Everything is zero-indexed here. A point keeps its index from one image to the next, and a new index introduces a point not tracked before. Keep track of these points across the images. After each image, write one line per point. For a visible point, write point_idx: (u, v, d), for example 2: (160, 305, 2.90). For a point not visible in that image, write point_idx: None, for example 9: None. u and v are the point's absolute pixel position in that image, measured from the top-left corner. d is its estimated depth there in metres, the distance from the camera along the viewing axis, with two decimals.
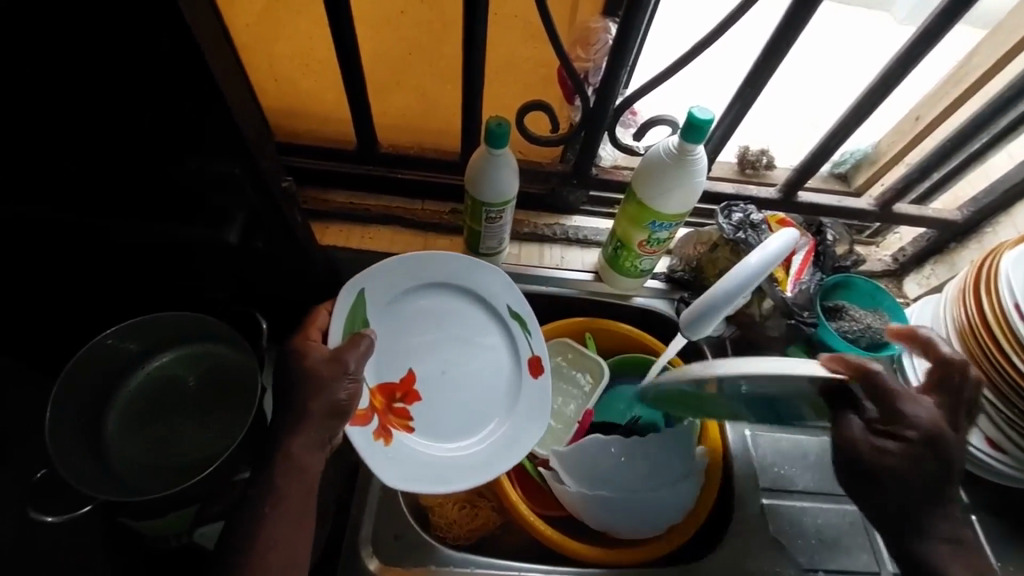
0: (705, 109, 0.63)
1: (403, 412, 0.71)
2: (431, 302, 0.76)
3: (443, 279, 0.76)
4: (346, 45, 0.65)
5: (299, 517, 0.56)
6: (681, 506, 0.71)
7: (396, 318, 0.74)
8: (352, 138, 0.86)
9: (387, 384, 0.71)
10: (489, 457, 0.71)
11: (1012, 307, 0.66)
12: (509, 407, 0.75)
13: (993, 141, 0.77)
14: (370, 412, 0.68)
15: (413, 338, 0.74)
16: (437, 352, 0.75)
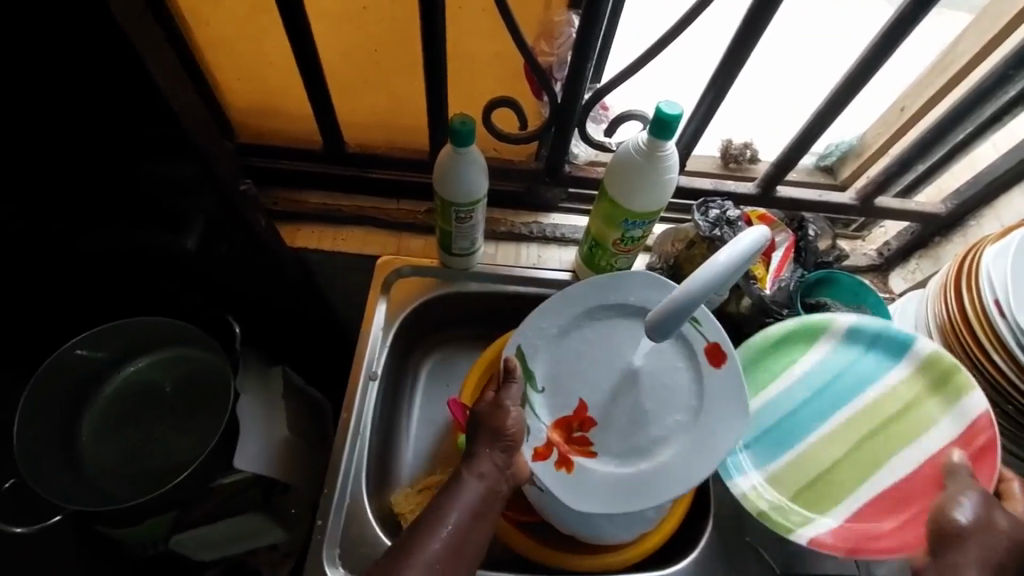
0: (673, 104, 0.61)
1: (584, 438, 0.65)
2: (613, 323, 0.68)
3: (597, 301, 0.68)
4: (303, 42, 0.63)
5: (480, 520, 0.54)
6: (651, 520, 0.68)
7: (571, 351, 0.68)
8: (318, 139, 0.84)
9: (563, 417, 0.65)
10: (667, 471, 0.62)
11: (991, 302, 0.64)
12: (705, 405, 0.63)
13: (977, 131, 0.75)
14: (549, 447, 0.64)
15: (594, 364, 0.66)
16: (630, 368, 0.66)
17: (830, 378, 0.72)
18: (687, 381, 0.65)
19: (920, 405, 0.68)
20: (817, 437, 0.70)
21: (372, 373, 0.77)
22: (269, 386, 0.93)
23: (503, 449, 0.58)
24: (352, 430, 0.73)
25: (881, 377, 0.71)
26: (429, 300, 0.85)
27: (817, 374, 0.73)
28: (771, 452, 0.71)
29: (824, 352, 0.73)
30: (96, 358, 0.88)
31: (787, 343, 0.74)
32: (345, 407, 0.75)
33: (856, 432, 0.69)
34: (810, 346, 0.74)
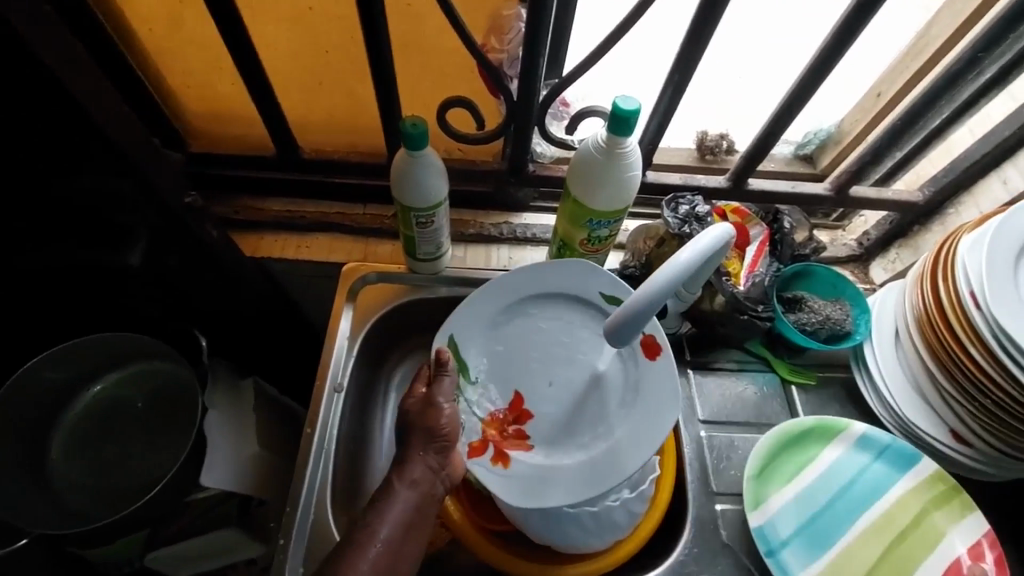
0: (630, 98, 0.59)
1: (520, 432, 0.67)
2: (544, 318, 0.73)
3: (529, 294, 0.74)
4: (241, 47, 0.61)
5: (413, 532, 0.55)
6: (624, 525, 0.66)
7: (505, 345, 0.71)
8: (270, 145, 0.82)
9: (498, 409, 0.68)
10: (598, 463, 0.65)
11: (967, 294, 0.62)
12: (632, 395, 0.68)
13: (954, 116, 0.72)
14: (486, 442, 0.66)
15: (529, 357, 0.71)
16: (559, 362, 0.70)
17: (848, 480, 0.72)
18: (615, 370, 0.69)
19: (928, 515, 0.69)
20: (843, 544, 0.68)
21: (338, 384, 0.75)
22: (240, 398, 0.91)
23: (437, 449, 0.60)
24: (316, 444, 0.71)
25: (895, 484, 0.71)
26: (397, 307, 0.83)
27: (835, 474, 0.72)
28: (808, 554, 0.68)
29: (839, 452, 0.73)
30: (62, 376, 0.86)
31: (804, 440, 0.74)
32: (309, 421, 0.72)
33: (878, 543, 0.68)
34: (826, 443, 0.74)
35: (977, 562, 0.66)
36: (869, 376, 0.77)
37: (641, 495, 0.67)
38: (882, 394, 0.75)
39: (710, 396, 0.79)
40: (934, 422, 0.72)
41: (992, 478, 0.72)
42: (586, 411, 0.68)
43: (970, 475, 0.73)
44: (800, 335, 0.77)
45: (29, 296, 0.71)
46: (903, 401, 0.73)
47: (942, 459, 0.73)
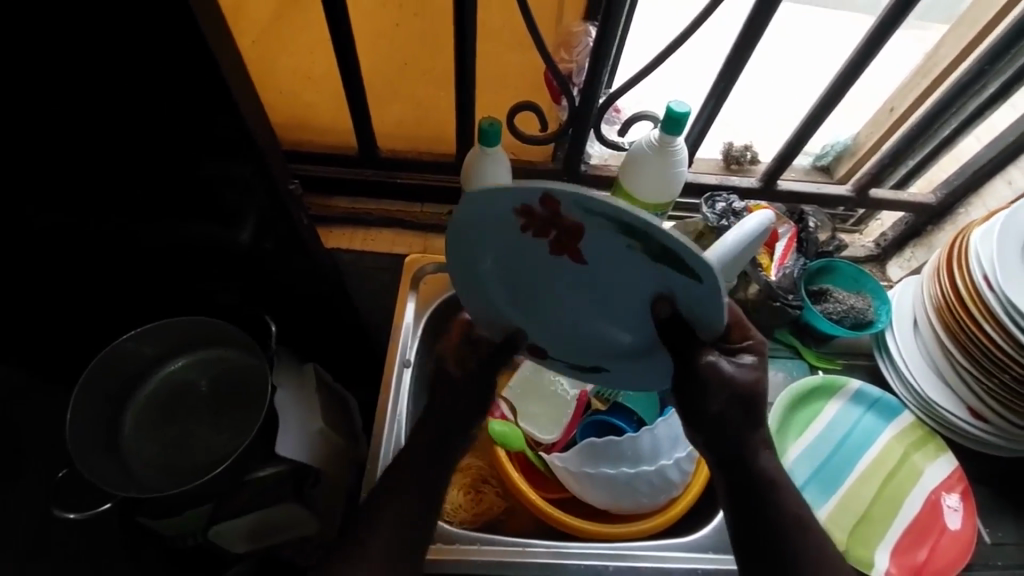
0: (682, 103, 0.68)
1: (569, 247, 0.49)
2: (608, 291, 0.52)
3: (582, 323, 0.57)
4: (346, 56, 0.70)
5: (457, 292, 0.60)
6: (679, 484, 0.73)
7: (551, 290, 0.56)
8: (352, 143, 0.90)
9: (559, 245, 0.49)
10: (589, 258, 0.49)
11: (980, 278, 0.69)
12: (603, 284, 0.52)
13: (961, 126, 0.82)
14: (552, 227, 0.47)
15: (593, 284, 0.52)
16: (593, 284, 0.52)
17: (847, 430, 0.81)
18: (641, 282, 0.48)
19: (908, 459, 0.79)
20: (848, 484, 0.78)
21: (406, 360, 0.83)
22: (302, 381, 0.97)
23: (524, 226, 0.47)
24: (389, 413, 0.78)
25: (883, 432, 0.81)
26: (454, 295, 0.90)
27: (837, 425, 0.81)
28: (822, 496, 0.77)
29: (838, 406, 0.82)
30: (142, 354, 0.93)
31: (809, 397, 0.83)
32: (383, 392, 0.80)
33: (873, 483, 0.78)
34: (825, 400, 0.83)
35: (951, 495, 0.76)
36: (891, 360, 0.84)
37: (690, 454, 0.73)
38: (904, 376, 0.82)
39: None
40: (952, 401, 0.79)
41: (1009, 453, 0.79)
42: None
43: (987, 451, 0.79)
44: (825, 322, 0.84)
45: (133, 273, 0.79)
46: (924, 382, 0.80)
47: (962, 437, 0.80)
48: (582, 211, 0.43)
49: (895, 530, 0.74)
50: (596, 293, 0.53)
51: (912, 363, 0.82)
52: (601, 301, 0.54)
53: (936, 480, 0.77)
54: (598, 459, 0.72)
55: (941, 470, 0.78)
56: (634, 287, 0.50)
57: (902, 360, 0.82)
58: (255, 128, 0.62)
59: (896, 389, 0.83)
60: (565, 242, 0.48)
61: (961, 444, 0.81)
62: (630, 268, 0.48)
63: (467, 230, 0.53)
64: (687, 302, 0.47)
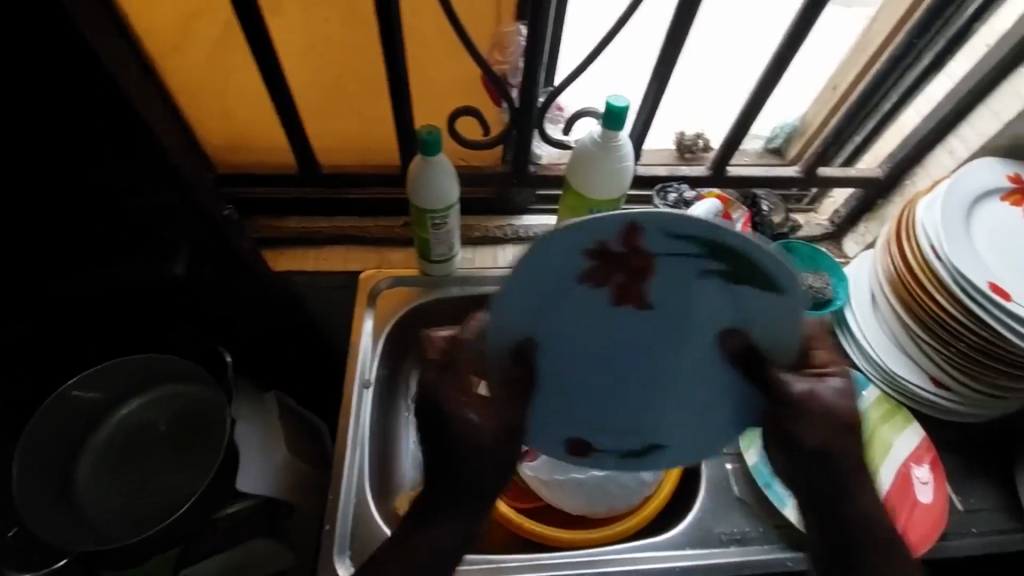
0: (620, 97, 0.67)
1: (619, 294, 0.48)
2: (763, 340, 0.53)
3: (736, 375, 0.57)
4: (272, 72, 0.68)
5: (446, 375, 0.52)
6: (650, 482, 0.73)
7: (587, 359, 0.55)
8: (292, 162, 0.87)
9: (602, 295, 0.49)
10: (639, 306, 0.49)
11: (929, 250, 0.69)
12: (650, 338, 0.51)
13: (901, 99, 0.83)
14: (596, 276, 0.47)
15: (640, 341, 0.52)
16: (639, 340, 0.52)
17: None
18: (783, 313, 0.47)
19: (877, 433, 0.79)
20: None
21: (366, 380, 0.80)
22: (264, 411, 0.94)
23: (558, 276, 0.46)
24: (351, 440, 0.75)
25: None
26: (415, 306, 0.89)
27: None
28: None
29: None
30: (91, 400, 0.89)
31: None
32: (343, 415, 0.77)
33: None
34: None
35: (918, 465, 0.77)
36: (851, 337, 0.84)
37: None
38: (866, 352, 0.82)
39: None
40: (914, 372, 0.79)
41: (973, 419, 0.79)
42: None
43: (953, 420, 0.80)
44: None
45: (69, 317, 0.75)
46: (886, 356, 0.81)
47: (929, 408, 0.80)
48: (663, 242, 0.44)
49: None
50: (658, 353, 0.53)
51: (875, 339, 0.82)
52: (743, 357, 0.55)
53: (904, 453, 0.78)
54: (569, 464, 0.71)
55: (908, 442, 0.78)
56: (701, 330, 0.50)
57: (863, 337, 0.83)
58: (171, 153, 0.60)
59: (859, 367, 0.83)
60: (629, 286, 0.48)
61: (927, 414, 0.82)
62: (673, 306, 0.48)
63: (528, 311, 0.50)
64: (762, 329, 0.49)
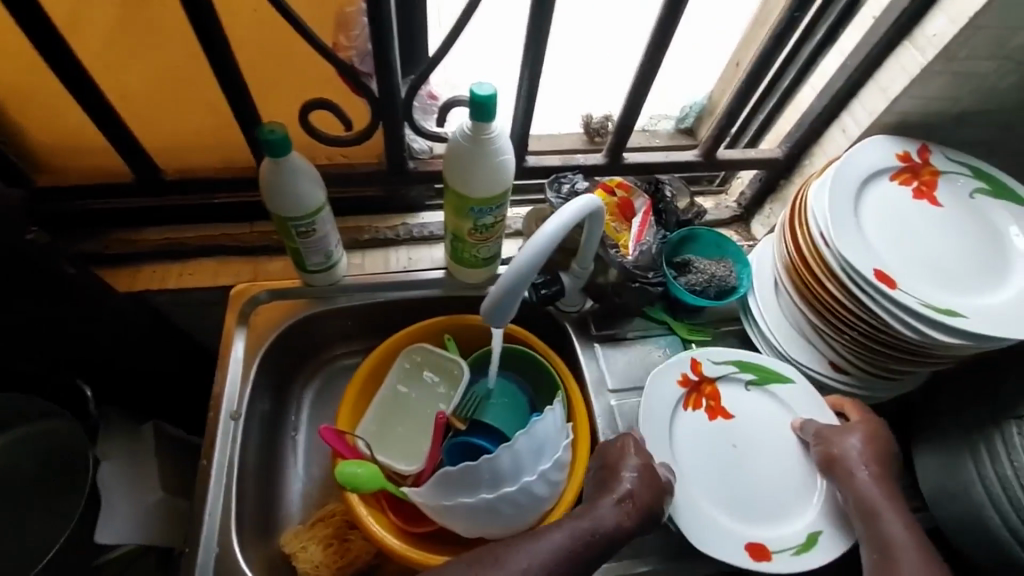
0: (485, 85, 0.60)
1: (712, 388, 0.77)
2: (719, 434, 0.75)
3: (749, 460, 0.74)
4: (66, 66, 0.57)
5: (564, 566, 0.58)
6: (548, 499, 0.69)
7: (720, 433, 0.75)
8: (123, 167, 0.76)
9: (689, 385, 0.77)
10: (647, 407, 0.73)
11: (820, 238, 0.67)
12: (675, 447, 0.73)
13: (800, 75, 0.81)
14: (694, 398, 0.76)
15: (671, 437, 0.73)
16: (715, 468, 0.73)
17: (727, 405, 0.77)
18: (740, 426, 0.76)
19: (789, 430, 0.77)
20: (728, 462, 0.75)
21: (234, 412, 0.72)
22: (137, 447, 0.85)
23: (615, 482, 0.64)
24: (216, 478, 0.69)
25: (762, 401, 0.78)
26: (296, 321, 0.80)
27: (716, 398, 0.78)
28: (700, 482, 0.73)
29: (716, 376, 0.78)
30: None
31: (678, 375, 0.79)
32: (206, 451, 0.69)
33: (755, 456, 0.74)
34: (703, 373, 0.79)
35: None
36: (756, 326, 0.81)
37: (557, 465, 0.68)
38: (769, 341, 0.80)
39: (618, 365, 0.82)
40: (816, 359, 0.78)
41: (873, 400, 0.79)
42: (721, 472, 0.72)
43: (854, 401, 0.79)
44: (690, 295, 0.81)
45: None
46: (787, 344, 0.79)
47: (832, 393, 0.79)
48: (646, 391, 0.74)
49: (782, 509, 0.71)
50: (736, 480, 0.72)
51: (777, 331, 0.80)
52: (718, 445, 0.74)
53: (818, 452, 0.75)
54: (460, 494, 0.66)
55: None
56: (748, 433, 0.76)
57: (764, 325, 0.80)
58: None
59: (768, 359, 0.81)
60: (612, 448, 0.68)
61: None
62: (667, 413, 0.74)
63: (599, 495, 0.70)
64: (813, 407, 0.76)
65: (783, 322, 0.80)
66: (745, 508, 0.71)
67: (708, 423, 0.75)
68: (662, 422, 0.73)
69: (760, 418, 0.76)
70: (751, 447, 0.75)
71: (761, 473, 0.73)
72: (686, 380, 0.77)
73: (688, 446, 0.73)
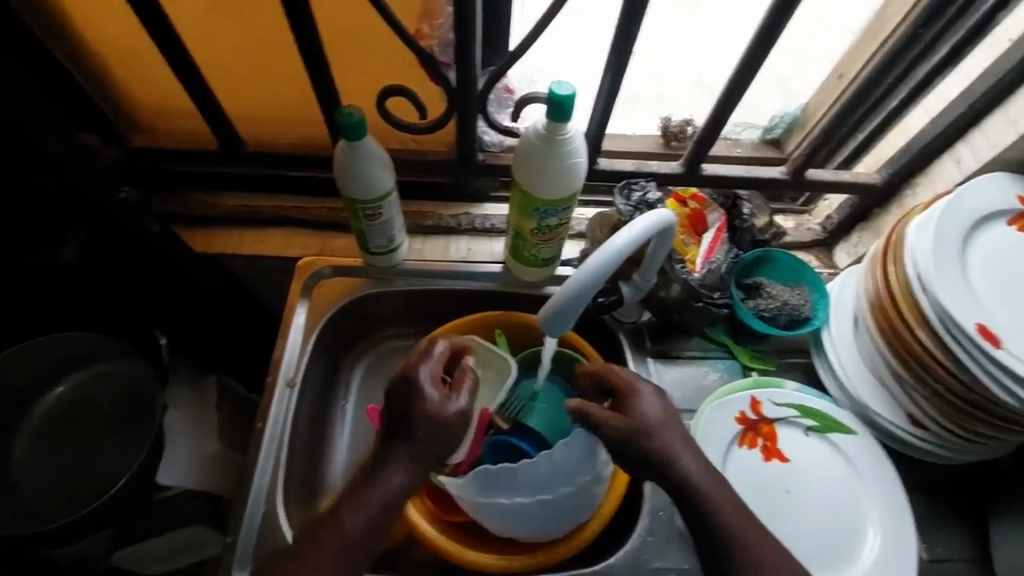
0: (565, 84, 0.58)
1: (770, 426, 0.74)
2: (776, 475, 0.71)
3: (804, 507, 0.70)
4: (169, 39, 0.60)
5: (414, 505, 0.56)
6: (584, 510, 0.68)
7: (778, 474, 0.71)
8: (209, 137, 0.80)
9: (748, 420, 0.74)
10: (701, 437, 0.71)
11: (915, 279, 0.61)
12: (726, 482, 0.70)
13: (911, 95, 0.73)
14: (749, 433, 0.73)
15: (724, 473, 0.70)
16: (767, 512, 0.69)
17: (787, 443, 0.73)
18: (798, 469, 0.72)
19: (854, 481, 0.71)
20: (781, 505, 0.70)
21: (290, 381, 0.75)
22: (201, 398, 0.90)
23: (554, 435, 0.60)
24: (267, 445, 0.71)
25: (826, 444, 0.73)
26: (355, 299, 0.83)
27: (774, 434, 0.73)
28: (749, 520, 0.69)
29: (775, 408, 0.74)
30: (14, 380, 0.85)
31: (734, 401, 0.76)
32: (260, 416, 0.72)
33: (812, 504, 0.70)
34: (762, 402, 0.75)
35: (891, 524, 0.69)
36: (827, 363, 0.76)
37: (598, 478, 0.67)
38: (840, 381, 0.75)
39: (668, 384, 0.79)
40: (890, 408, 0.72)
41: (950, 461, 0.73)
42: (773, 514, 0.69)
43: (928, 459, 0.73)
44: (757, 321, 0.77)
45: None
46: (859, 387, 0.73)
47: (903, 447, 0.73)
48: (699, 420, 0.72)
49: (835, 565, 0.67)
50: (788, 527, 0.68)
51: (850, 371, 0.74)
52: (772, 485, 0.71)
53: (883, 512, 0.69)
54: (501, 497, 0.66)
55: (892, 492, 0.71)
56: (805, 479, 0.71)
57: (836, 363, 0.75)
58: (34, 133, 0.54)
59: (835, 400, 0.76)
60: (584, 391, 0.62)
61: (900, 453, 0.75)
62: (722, 446, 0.71)
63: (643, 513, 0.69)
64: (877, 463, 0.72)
65: (858, 363, 0.74)
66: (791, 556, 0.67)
67: (763, 463, 0.72)
68: (715, 460, 0.70)
69: (822, 464, 0.72)
70: (810, 491, 0.71)
71: (815, 521, 0.69)
72: (743, 418, 0.74)
73: (740, 485, 0.70)
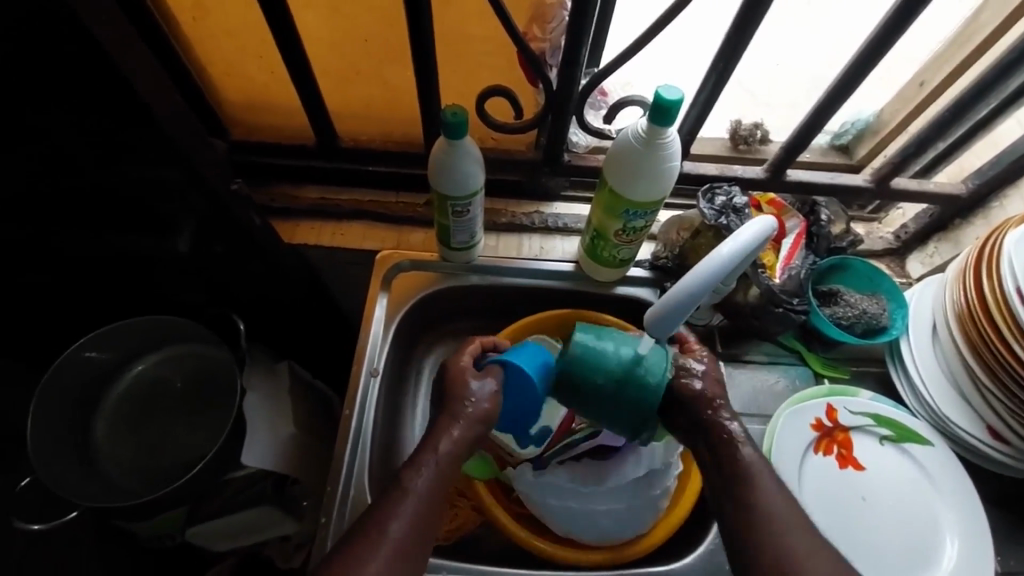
0: (673, 88, 0.59)
1: (844, 437, 0.74)
2: (852, 481, 0.71)
3: (881, 516, 0.70)
4: (288, 38, 0.62)
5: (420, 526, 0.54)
6: (645, 520, 0.70)
7: (853, 482, 0.71)
8: (307, 135, 0.83)
9: (823, 427, 0.74)
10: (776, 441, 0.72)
11: (1013, 291, 0.61)
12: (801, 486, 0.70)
13: (1002, 106, 0.72)
14: (824, 442, 0.73)
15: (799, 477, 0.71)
16: (845, 517, 0.69)
17: (861, 452, 0.73)
18: (870, 477, 0.72)
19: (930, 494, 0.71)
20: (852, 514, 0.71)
21: (374, 369, 0.78)
22: (276, 381, 0.93)
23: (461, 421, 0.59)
24: (353, 431, 0.74)
25: (900, 454, 0.73)
26: (429, 294, 0.84)
27: (849, 442, 0.74)
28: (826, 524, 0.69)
29: (849, 416, 0.75)
30: (100, 360, 0.88)
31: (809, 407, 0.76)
32: (347, 403, 0.75)
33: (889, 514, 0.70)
34: (838, 409, 0.75)
35: (969, 538, 0.69)
36: (904, 371, 0.77)
37: (664, 491, 0.70)
38: (917, 389, 0.75)
39: (741, 387, 0.79)
40: (969, 419, 0.72)
41: None
42: (850, 523, 0.69)
43: (1007, 472, 0.73)
44: (835, 328, 0.76)
45: (95, 273, 0.75)
46: (937, 396, 0.73)
47: (980, 458, 0.73)
48: (774, 426, 0.73)
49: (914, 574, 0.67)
50: (865, 536, 0.68)
51: (929, 381, 0.74)
52: (850, 492, 0.71)
53: (962, 528, 0.69)
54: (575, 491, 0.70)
55: (970, 505, 0.70)
56: (882, 491, 0.71)
57: (915, 374, 0.75)
58: (167, 122, 0.57)
59: (912, 409, 0.76)
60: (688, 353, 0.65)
61: (977, 464, 0.75)
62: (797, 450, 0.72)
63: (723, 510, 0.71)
64: (949, 473, 0.72)
65: (939, 373, 0.74)
66: (871, 564, 0.67)
67: (838, 470, 0.72)
68: (790, 466, 0.71)
69: (899, 475, 0.72)
70: (884, 502, 0.71)
71: (891, 531, 0.69)
72: (818, 424, 0.74)
73: (818, 489, 0.70)
